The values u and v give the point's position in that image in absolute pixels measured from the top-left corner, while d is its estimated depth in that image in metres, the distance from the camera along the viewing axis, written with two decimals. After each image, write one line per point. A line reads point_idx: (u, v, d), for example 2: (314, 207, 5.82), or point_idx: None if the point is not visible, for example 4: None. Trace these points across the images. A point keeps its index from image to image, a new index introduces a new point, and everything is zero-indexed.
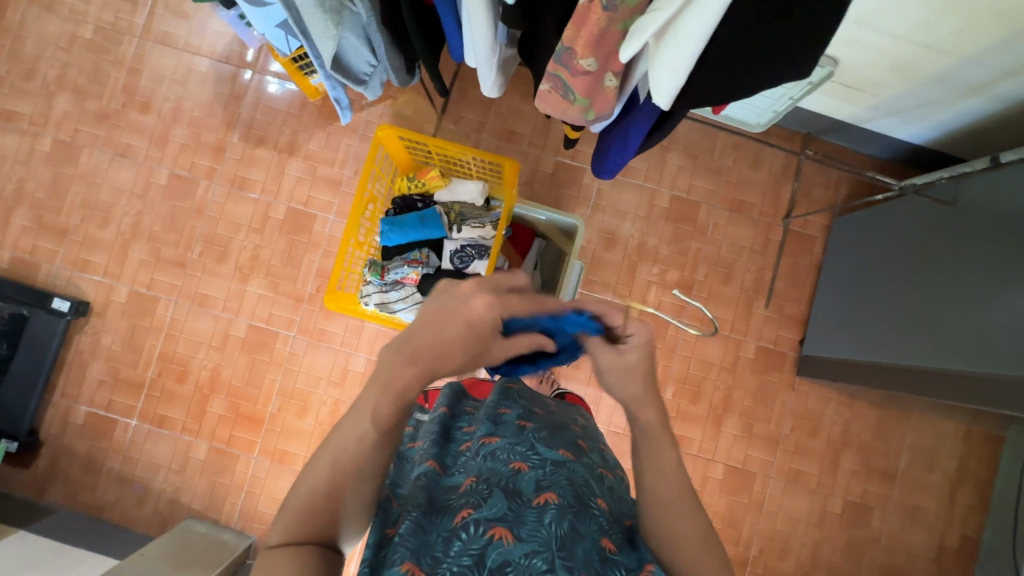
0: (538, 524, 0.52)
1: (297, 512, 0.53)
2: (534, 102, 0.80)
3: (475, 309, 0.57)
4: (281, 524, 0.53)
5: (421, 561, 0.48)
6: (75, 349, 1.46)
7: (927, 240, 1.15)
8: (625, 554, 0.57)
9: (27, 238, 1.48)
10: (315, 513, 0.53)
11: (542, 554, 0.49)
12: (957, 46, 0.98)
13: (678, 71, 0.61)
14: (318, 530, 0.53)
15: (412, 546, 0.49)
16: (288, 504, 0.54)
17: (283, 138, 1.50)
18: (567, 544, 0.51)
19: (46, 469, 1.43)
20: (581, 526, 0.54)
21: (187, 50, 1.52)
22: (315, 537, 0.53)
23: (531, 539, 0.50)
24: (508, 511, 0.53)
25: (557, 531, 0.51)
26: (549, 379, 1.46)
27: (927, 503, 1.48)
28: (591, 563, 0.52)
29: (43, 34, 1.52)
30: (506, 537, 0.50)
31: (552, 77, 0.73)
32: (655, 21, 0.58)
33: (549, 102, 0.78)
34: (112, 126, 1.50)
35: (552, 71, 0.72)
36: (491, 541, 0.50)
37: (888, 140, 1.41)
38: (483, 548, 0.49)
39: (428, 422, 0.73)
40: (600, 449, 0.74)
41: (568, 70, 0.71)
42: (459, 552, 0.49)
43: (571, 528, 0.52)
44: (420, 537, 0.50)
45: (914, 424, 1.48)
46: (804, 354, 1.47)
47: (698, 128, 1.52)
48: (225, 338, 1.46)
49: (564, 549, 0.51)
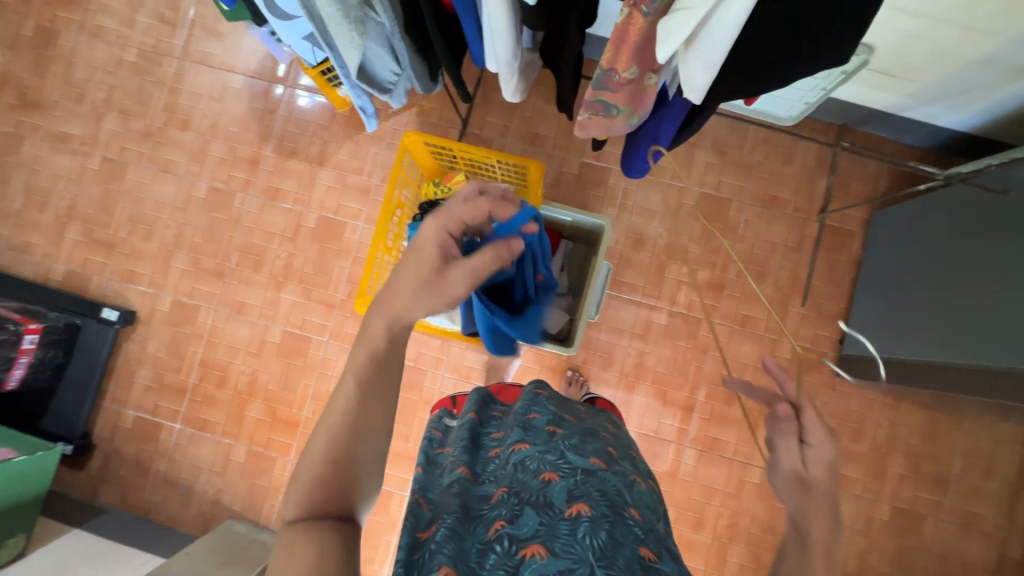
0: (572, 537, 0.51)
1: (306, 486, 0.52)
2: (574, 128, 0.81)
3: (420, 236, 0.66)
4: (293, 499, 0.52)
5: (457, 569, 0.47)
6: (123, 356, 1.54)
7: (975, 236, 1.09)
8: (665, 561, 0.55)
9: (79, 252, 1.57)
10: (326, 486, 0.52)
11: (577, 569, 0.49)
12: (1004, 27, 0.93)
13: (713, 63, 0.58)
14: (334, 505, 0.52)
15: (448, 553, 0.49)
16: (298, 476, 0.53)
17: (313, 149, 1.54)
18: (605, 556, 0.50)
19: (98, 471, 1.51)
20: (615, 539, 0.53)
21: (222, 69, 1.58)
22: (332, 510, 0.52)
23: (566, 553, 0.50)
24: (541, 526, 0.52)
25: (591, 544, 0.51)
26: (578, 381, 1.44)
27: (984, 511, 1.39)
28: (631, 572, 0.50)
29: (91, 60, 1.61)
30: (539, 553, 0.50)
31: (591, 102, 0.74)
32: (690, 21, 0.53)
33: (591, 128, 0.79)
34: (155, 143, 1.58)
35: (591, 98, 0.73)
36: (525, 558, 0.50)
37: (931, 127, 1.35)
38: (517, 565, 0.49)
39: (457, 429, 0.73)
40: (632, 457, 0.72)
41: (609, 91, 0.71)
42: (493, 565, 0.49)
43: (605, 541, 0.51)
44: (455, 546, 0.50)
45: (967, 427, 1.41)
46: (845, 354, 1.41)
47: (726, 124, 1.49)
48: (262, 344, 1.51)
49: (602, 562, 0.50)
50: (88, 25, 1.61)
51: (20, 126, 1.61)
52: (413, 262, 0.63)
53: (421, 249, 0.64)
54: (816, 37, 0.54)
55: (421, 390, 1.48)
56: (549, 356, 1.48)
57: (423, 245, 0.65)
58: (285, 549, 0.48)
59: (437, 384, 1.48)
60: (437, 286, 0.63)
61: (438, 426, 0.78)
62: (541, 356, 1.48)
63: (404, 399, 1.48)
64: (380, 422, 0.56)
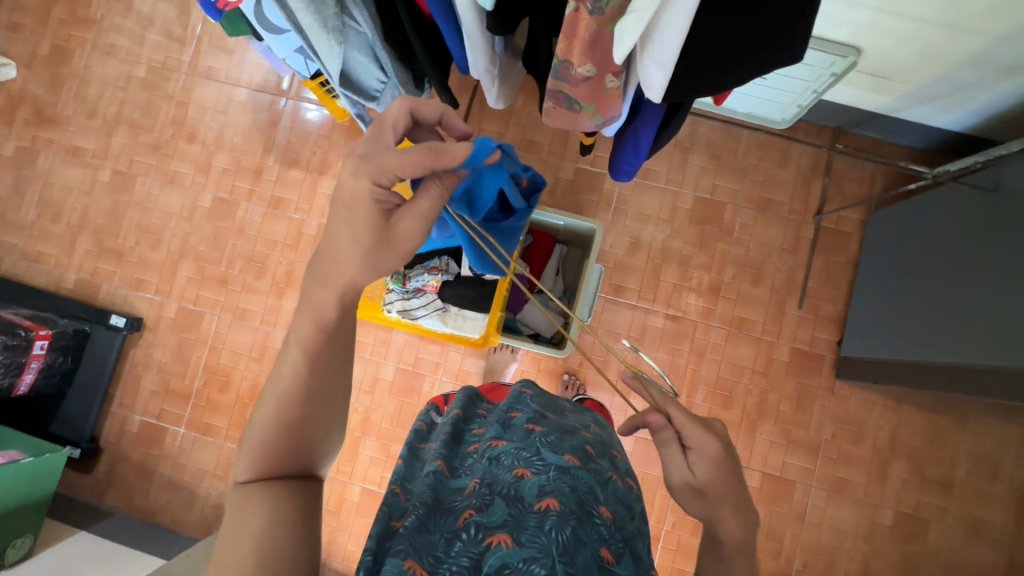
0: (538, 530, 0.52)
1: (258, 448, 0.53)
2: (542, 116, 0.87)
3: (342, 185, 0.58)
4: (245, 460, 0.53)
5: (422, 560, 0.48)
6: (130, 362, 1.57)
7: (969, 237, 1.09)
8: (630, 561, 0.56)
9: (89, 261, 1.62)
10: (274, 447, 0.53)
11: (540, 559, 0.49)
12: (987, 27, 0.94)
13: (666, 63, 0.60)
14: (287, 464, 0.54)
15: (414, 542, 0.49)
16: (249, 439, 0.54)
17: (315, 158, 1.58)
18: (569, 550, 0.51)
19: (105, 474, 1.54)
20: (582, 535, 0.53)
21: (228, 82, 1.63)
22: (287, 471, 0.54)
23: (530, 544, 0.50)
24: (509, 517, 0.53)
25: (556, 538, 0.51)
26: (574, 386, 1.45)
27: (991, 516, 1.36)
28: (593, 569, 0.51)
29: (103, 76, 1.67)
30: (505, 543, 0.50)
31: (555, 93, 0.78)
32: (639, 23, 0.54)
33: (556, 116, 0.84)
34: (163, 156, 1.63)
35: (552, 88, 0.76)
36: (490, 546, 0.50)
37: (925, 128, 1.35)
38: (482, 554, 0.50)
39: (441, 424, 0.74)
40: (612, 455, 0.72)
41: (568, 82, 0.73)
42: (459, 552, 0.50)
43: (570, 536, 0.52)
44: (422, 536, 0.51)
45: (971, 430, 1.38)
46: (843, 356, 1.40)
47: (719, 127, 1.49)
48: (264, 350, 1.54)
49: (565, 556, 0.50)
50: (101, 43, 1.68)
51: (35, 141, 1.67)
52: (347, 222, 0.57)
53: (361, 218, 0.57)
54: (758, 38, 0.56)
55: (420, 394, 1.50)
56: (545, 360, 1.49)
57: (353, 201, 0.57)
58: (236, 505, 0.50)
59: (435, 388, 1.50)
60: (385, 246, 0.58)
61: (425, 419, 0.79)
62: (538, 359, 1.49)
63: (403, 404, 1.50)
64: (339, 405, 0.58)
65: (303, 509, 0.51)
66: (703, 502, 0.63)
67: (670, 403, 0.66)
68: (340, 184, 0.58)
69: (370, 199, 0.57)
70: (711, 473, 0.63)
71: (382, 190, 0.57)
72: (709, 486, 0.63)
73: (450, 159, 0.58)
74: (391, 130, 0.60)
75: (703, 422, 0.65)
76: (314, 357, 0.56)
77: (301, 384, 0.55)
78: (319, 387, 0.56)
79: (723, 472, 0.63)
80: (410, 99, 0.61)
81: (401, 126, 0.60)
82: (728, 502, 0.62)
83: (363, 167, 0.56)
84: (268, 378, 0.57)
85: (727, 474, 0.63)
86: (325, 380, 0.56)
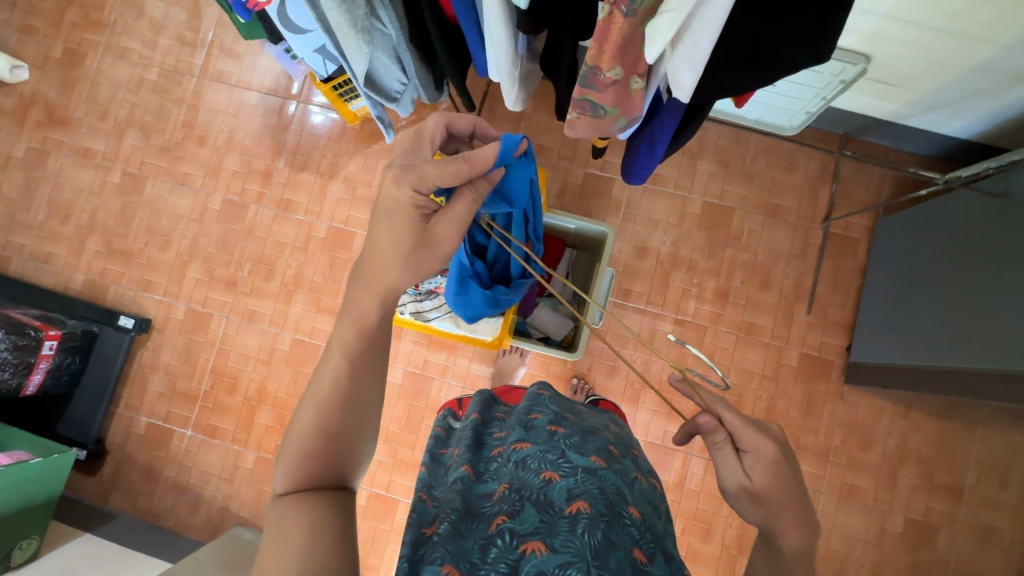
0: (571, 534, 0.52)
1: (296, 457, 0.53)
2: (565, 128, 0.88)
3: (384, 194, 0.60)
4: (282, 471, 0.53)
5: (458, 566, 0.48)
6: (137, 363, 1.57)
7: (980, 243, 1.09)
8: (660, 562, 0.56)
9: (98, 262, 1.62)
10: (311, 457, 0.53)
11: (576, 563, 0.49)
12: (997, 35, 0.95)
13: (696, 64, 0.60)
14: (324, 474, 0.53)
15: (449, 549, 0.49)
16: (286, 451, 0.53)
17: (324, 162, 1.59)
18: (602, 553, 0.51)
19: (110, 476, 1.53)
20: (612, 538, 0.53)
21: (239, 86, 1.64)
22: (324, 481, 0.53)
23: (565, 549, 0.50)
24: (541, 523, 0.53)
25: (589, 541, 0.51)
26: (583, 389, 1.45)
27: (1001, 523, 1.36)
28: (625, 572, 0.51)
29: (114, 79, 1.68)
30: (539, 549, 0.50)
31: (580, 101, 0.79)
32: (673, 23, 0.56)
33: (580, 126, 0.85)
34: (173, 158, 1.64)
35: (579, 96, 0.77)
36: (525, 552, 0.50)
37: (932, 135, 1.36)
38: (517, 560, 0.50)
39: (460, 429, 0.74)
40: (635, 456, 0.72)
41: (595, 89, 0.74)
42: (494, 559, 0.50)
43: (602, 539, 0.52)
44: (457, 543, 0.51)
45: (980, 436, 1.38)
46: (852, 361, 1.40)
47: (728, 133, 1.51)
48: (272, 352, 1.54)
49: (599, 559, 0.50)
50: (113, 46, 1.69)
51: (46, 143, 1.68)
52: (387, 228, 0.60)
53: (401, 223, 0.60)
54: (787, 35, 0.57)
55: (428, 398, 1.50)
56: (554, 363, 1.49)
57: (395, 208, 0.60)
58: (274, 519, 0.49)
59: (443, 393, 1.49)
60: (425, 248, 0.61)
61: (442, 425, 0.78)
62: (546, 363, 1.49)
63: (411, 407, 1.50)
64: (372, 411, 0.57)
65: (339, 518, 0.51)
66: (761, 507, 0.62)
67: (718, 404, 0.66)
68: (382, 192, 0.60)
69: (410, 206, 0.60)
70: (769, 477, 0.62)
71: (421, 197, 0.60)
72: (766, 490, 0.62)
73: (481, 166, 0.59)
74: (429, 143, 0.64)
75: (757, 425, 0.64)
76: (352, 364, 0.56)
77: (342, 395, 0.55)
78: (358, 396, 0.56)
79: (780, 476, 0.62)
80: (446, 113, 0.66)
81: (438, 139, 0.65)
82: (793, 512, 0.61)
83: (404, 179, 0.59)
84: (306, 390, 0.56)
85: (786, 476, 0.62)
86: (366, 389, 0.56)
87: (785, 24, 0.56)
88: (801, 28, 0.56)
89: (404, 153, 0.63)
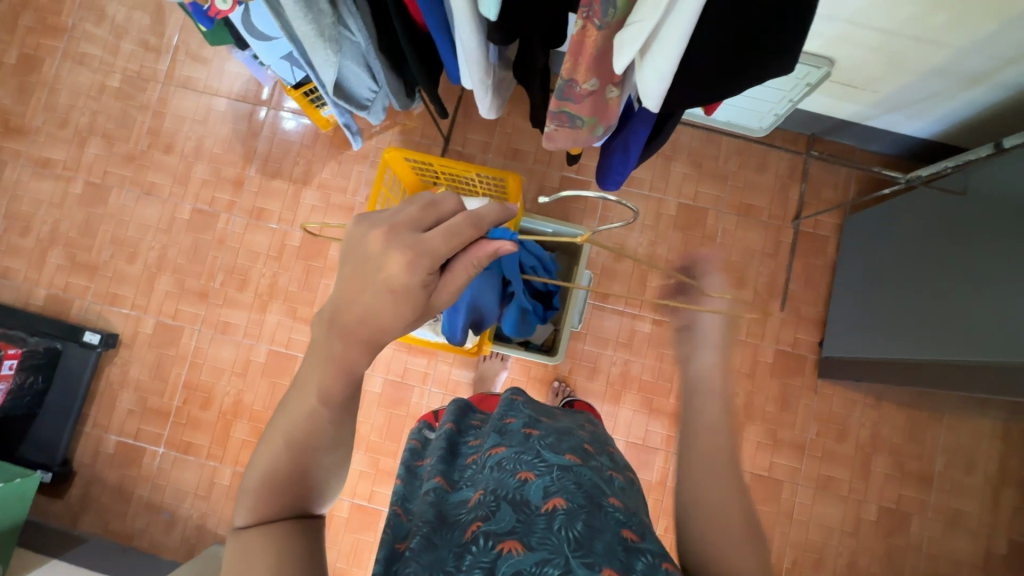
0: (547, 532, 0.52)
1: (258, 493, 0.49)
2: (543, 140, 0.88)
3: (391, 272, 0.49)
4: (244, 505, 0.49)
5: None
6: (105, 380, 1.52)
7: (939, 238, 1.14)
8: (652, 540, 0.56)
9: (61, 276, 1.56)
10: (278, 490, 0.49)
11: (553, 560, 0.49)
12: (952, 38, 0.98)
13: (665, 74, 0.62)
14: (288, 505, 0.50)
15: (422, 564, 0.49)
16: (247, 485, 0.50)
17: (297, 169, 1.56)
18: (584, 542, 0.51)
19: (79, 498, 1.47)
20: (595, 525, 0.53)
21: (207, 92, 1.60)
22: (291, 510, 0.50)
23: (541, 546, 0.50)
24: (517, 523, 0.53)
25: (568, 535, 0.51)
26: (564, 392, 1.46)
27: (968, 507, 1.41)
28: (612, 557, 0.51)
29: (75, 86, 1.62)
30: (516, 549, 0.50)
31: (558, 114, 0.80)
32: (641, 33, 0.58)
33: (559, 139, 0.85)
34: (138, 167, 1.59)
35: (555, 109, 0.78)
36: (502, 553, 0.50)
37: (894, 135, 1.41)
38: (494, 561, 0.49)
39: (435, 440, 0.73)
40: (610, 451, 0.72)
41: (572, 101, 0.76)
42: (470, 565, 0.49)
43: (583, 529, 0.52)
44: (431, 553, 0.50)
45: (947, 423, 1.43)
46: (824, 356, 1.44)
47: (700, 136, 1.53)
48: (247, 364, 1.50)
49: (580, 550, 0.50)
50: (72, 52, 1.63)
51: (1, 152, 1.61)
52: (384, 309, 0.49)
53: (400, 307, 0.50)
54: (753, 41, 0.58)
55: (410, 406, 1.48)
56: (535, 367, 1.49)
57: (397, 289, 0.49)
58: (235, 558, 0.47)
59: (424, 400, 1.48)
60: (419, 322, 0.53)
61: (417, 437, 0.77)
62: (528, 367, 1.49)
63: (392, 415, 1.48)
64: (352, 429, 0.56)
65: (304, 551, 0.48)
66: None
67: None
68: (385, 269, 0.49)
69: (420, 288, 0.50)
70: None
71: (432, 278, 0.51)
72: None
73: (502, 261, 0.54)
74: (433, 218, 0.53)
75: None
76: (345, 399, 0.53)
77: (309, 431, 0.50)
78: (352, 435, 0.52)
79: None
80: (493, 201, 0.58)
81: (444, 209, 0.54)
82: None
83: (418, 259, 0.49)
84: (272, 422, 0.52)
85: None
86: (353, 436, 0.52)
87: (751, 30, 0.57)
88: (766, 32, 0.57)
89: (407, 222, 0.51)
